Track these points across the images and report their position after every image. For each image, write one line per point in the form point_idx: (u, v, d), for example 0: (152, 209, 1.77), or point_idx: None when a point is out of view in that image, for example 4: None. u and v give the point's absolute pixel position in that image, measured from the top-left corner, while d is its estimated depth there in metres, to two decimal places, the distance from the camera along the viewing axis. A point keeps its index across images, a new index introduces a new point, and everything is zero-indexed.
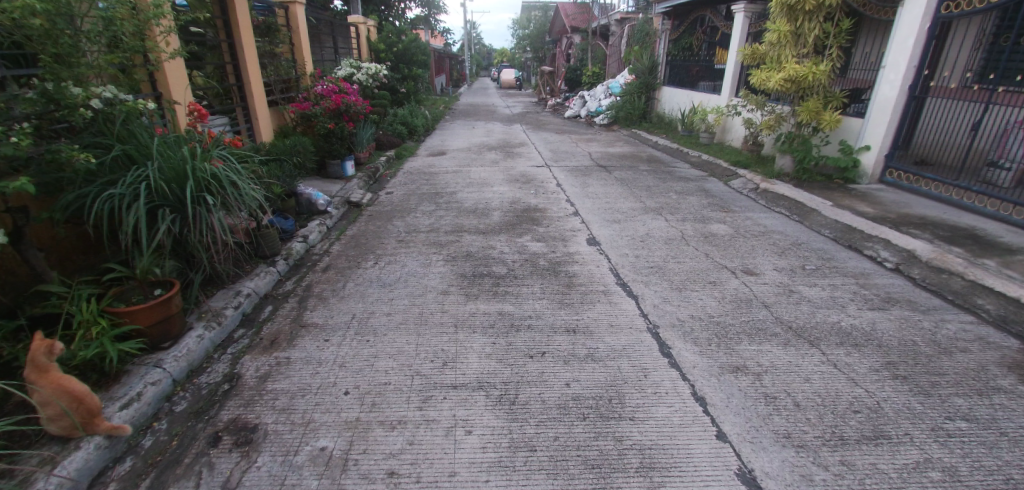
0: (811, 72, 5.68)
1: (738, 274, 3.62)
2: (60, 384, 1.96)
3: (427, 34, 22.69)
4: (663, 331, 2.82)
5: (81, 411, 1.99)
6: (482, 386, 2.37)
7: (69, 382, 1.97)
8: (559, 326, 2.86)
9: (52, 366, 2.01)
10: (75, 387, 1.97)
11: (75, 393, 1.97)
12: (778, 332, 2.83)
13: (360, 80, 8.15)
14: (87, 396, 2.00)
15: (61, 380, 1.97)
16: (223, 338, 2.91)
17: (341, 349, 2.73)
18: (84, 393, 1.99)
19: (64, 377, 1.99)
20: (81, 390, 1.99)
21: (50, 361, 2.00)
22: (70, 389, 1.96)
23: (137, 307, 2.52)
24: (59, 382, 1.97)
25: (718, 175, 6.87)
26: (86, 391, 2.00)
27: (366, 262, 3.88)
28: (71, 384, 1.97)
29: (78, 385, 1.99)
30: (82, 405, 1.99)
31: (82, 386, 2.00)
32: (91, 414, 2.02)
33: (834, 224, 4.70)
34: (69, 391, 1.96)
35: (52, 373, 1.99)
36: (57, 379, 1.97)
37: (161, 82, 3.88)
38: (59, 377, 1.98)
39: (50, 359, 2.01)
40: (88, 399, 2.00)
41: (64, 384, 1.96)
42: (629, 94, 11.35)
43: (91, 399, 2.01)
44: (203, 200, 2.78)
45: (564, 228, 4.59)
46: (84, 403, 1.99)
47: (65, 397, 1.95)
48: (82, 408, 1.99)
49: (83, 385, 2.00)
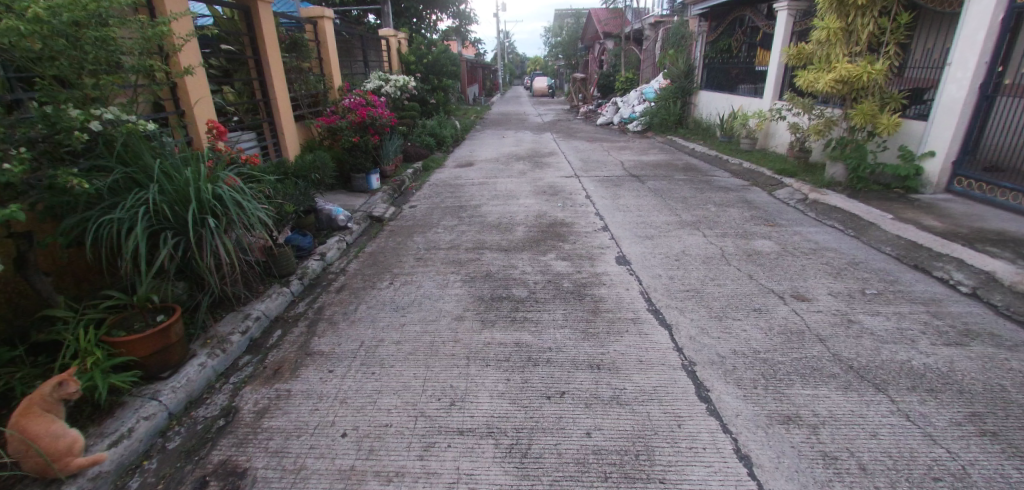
0: (864, 72, 5.21)
1: (787, 299, 3.25)
2: (24, 424, 1.86)
3: (458, 45, 22.73)
4: (701, 369, 2.49)
5: (37, 457, 1.85)
6: (492, 433, 2.12)
7: (31, 424, 1.86)
8: (582, 360, 2.58)
9: (51, 398, 1.95)
10: (34, 432, 1.86)
11: (31, 438, 1.85)
12: (837, 372, 2.47)
13: (388, 92, 8.10)
14: (43, 442, 1.86)
15: (28, 419, 1.88)
16: (227, 366, 2.77)
17: (344, 382, 2.54)
18: (38, 440, 1.85)
19: (39, 415, 1.90)
20: (40, 436, 1.86)
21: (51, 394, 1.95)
22: (28, 432, 1.85)
23: (133, 336, 2.39)
24: (26, 420, 1.88)
25: (762, 184, 6.41)
26: (44, 438, 1.86)
27: (381, 282, 3.70)
28: (34, 427, 1.86)
29: (39, 430, 1.86)
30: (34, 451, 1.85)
31: (43, 431, 1.87)
32: (51, 461, 1.87)
33: (895, 240, 4.23)
34: (26, 432, 1.85)
35: (34, 406, 1.91)
36: (32, 415, 1.89)
37: (183, 98, 3.88)
38: (36, 413, 1.90)
39: (59, 390, 1.97)
40: (46, 446, 1.86)
41: (27, 425, 1.86)
42: (664, 99, 11.03)
43: (48, 446, 1.86)
44: (207, 224, 2.65)
45: (592, 244, 4.30)
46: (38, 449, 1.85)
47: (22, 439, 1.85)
48: (36, 455, 1.85)
49: (47, 428, 1.88)
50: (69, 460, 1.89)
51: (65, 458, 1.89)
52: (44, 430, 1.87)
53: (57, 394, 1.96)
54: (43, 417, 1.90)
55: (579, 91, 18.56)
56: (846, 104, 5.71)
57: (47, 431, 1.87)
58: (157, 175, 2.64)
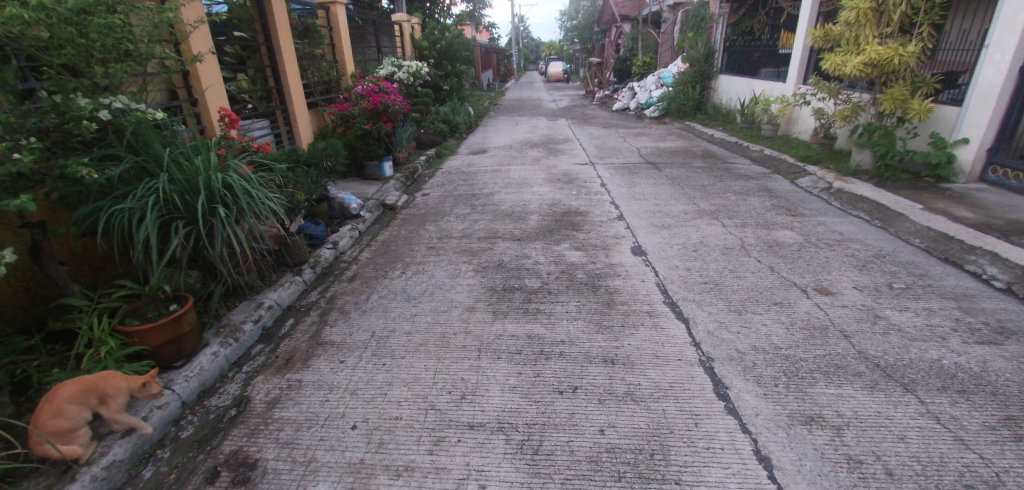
0: (895, 55, 4.99)
1: (810, 293, 3.18)
2: (63, 390, 1.91)
3: (472, 29, 22.43)
4: (719, 366, 2.44)
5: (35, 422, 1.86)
6: (502, 428, 2.08)
7: (67, 394, 1.90)
8: (595, 354, 2.53)
9: (117, 389, 2.01)
10: (60, 401, 1.89)
11: (52, 404, 1.88)
12: (863, 371, 2.44)
13: (401, 78, 8.02)
14: (54, 416, 1.87)
15: (71, 387, 1.92)
16: (240, 355, 2.74)
17: (354, 373, 2.49)
18: (55, 408, 1.88)
19: (83, 392, 1.94)
20: (60, 408, 1.88)
21: (118, 385, 2.01)
22: (56, 397, 1.89)
23: (145, 327, 2.37)
24: (69, 387, 1.92)
25: (784, 172, 6.23)
26: (61, 412, 1.89)
27: (393, 271, 3.66)
28: (67, 397, 1.90)
29: (65, 402, 1.89)
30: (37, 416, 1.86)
31: (65, 408, 1.89)
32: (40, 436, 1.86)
33: (925, 232, 4.11)
34: (58, 393, 1.90)
35: (94, 381, 1.97)
36: (84, 388, 1.94)
37: (195, 85, 3.87)
38: (86, 389, 1.94)
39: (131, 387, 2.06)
40: (52, 420, 1.87)
41: (65, 390, 1.91)
42: (682, 84, 10.79)
43: (50, 421, 1.87)
44: (218, 214, 2.62)
45: (607, 234, 4.21)
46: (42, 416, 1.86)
47: (49, 397, 1.90)
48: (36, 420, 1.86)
49: (71, 408, 1.90)
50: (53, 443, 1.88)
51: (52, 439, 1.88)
52: (67, 407, 1.89)
53: (126, 387, 2.04)
54: (86, 396, 1.94)
55: (595, 76, 18.24)
56: (874, 89, 5.49)
57: (67, 410, 1.89)
58: (167, 164, 2.60)
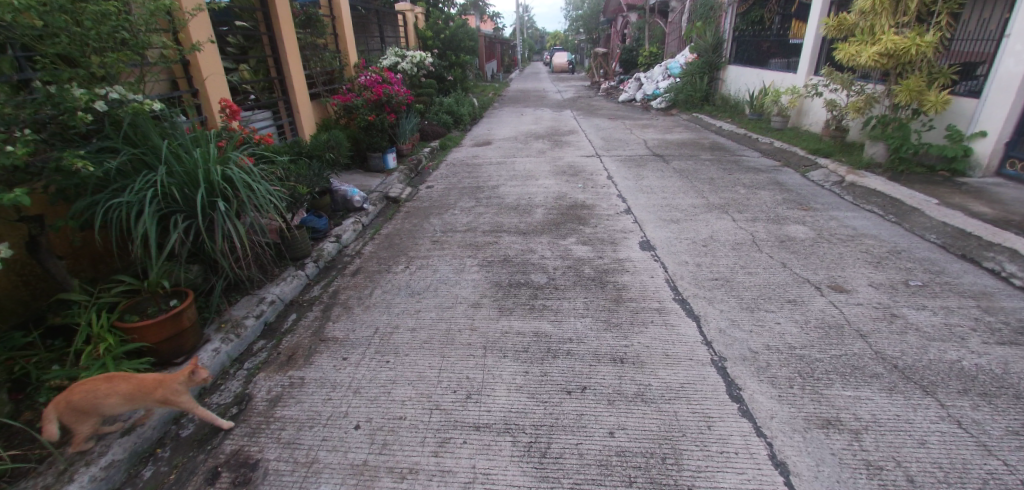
0: (913, 45, 4.86)
1: (824, 290, 3.13)
2: (122, 381, 1.95)
3: (476, 19, 22.17)
4: (731, 366, 2.40)
5: (69, 396, 1.87)
6: (509, 430, 2.03)
7: (122, 386, 1.93)
8: (604, 353, 2.47)
9: (169, 393, 2.01)
10: (110, 387, 1.92)
11: (102, 386, 1.92)
12: (881, 372, 2.41)
13: (405, 69, 7.92)
14: (93, 401, 1.89)
15: (129, 380, 1.97)
16: (242, 351, 2.68)
17: (358, 370, 2.43)
18: (101, 393, 1.90)
19: (135, 388, 1.96)
20: (106, 394, 1.91)
21: (170, 391, 2.01)
22: (111, 383, 1.93)
23: (145, 323, 2.32)
24: (128, 380, 1.96)
25: (794, 165, 6.13)
26: (102, 399, 1.91)
27: (397, 266, 3.59)
28: (119, 387, 1.93)
29: (113, 392, 1.92)
30: (74, 392, 1.88)
31: (108, 396, 1.92)
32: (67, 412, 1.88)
33: (940, 228, 4.05)
34: (118, 380, 1.95)
35: (153, 379, 2.00)
36: (140, 385, 1.98)
37: (195, 76, 3.81)
38: (140, 386, 1.98)
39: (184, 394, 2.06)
40: (87, 402, 1.89)
41: (122, 380, 1.96)
42: (690, 75, 10.65)
43: (85, 403, 1.88)
44: (218, 208, 2.55)
45: (614, 228, 4.14)
46: (81, 395, 1.88)
47: (108, 379, 1.95)
48: (71, 395, 1.87)
49: (115, 399, 1.93)
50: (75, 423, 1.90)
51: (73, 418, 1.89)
52: (109, 397, 1.92)
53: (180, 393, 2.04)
54: (138, 393, 1.97)
55: (600, 67, 18.03)
56: (889, 80, 5.36)
57: (108, 399, 1.92)
58: (166, 157, 2.53)
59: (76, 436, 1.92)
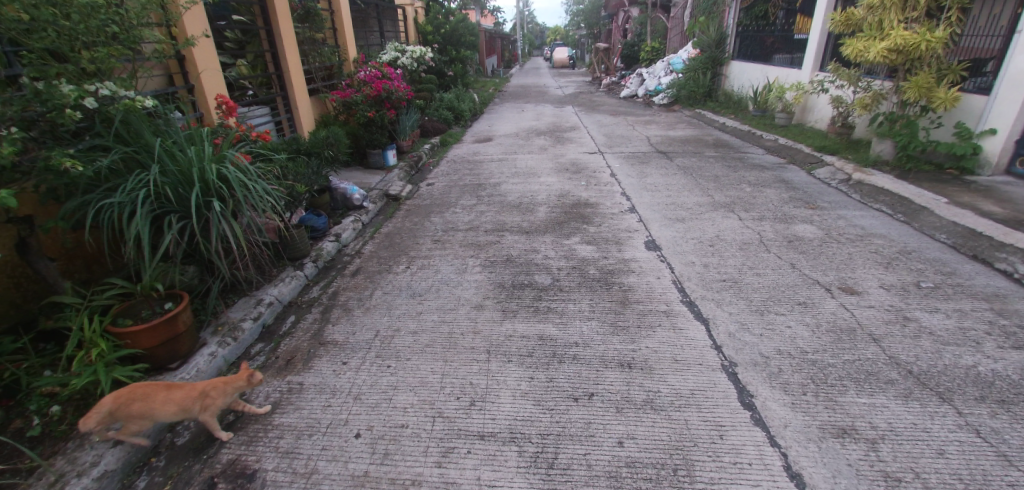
0: (922, 41, 4.77)
1: (834, 292, 3.06)
2: (178, 390, 1.99)
3: (477, 14, 21.99)
4: (742, 371, 2.33)
5: (127, 400, 1.93)
6: (515, 439, 1.96)
7: (176, 395, 1.97)
8: (611, 357, 2.40)
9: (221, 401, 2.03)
10: (167, 395, 1.97)
11: (160, 393, 1.97)
12: (895, 378, 2.35)
13: (405, 64, 7.81)
14: (149, 406, 1.94)
15: (186, 388, 2.01)
16: (239, 355, 2.61)
17: (358, 376, 2.37)
18: (156, 399, 1.95)
19: (190, 397, 1.98)
20: (162, 401, 1.96)
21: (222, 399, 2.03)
22: (168, 392, 1.98)
23: (139, 327, 2.25)
24: (184, 389, 2.00)
25: (800, 162, 6.06)
26: (159, 405, 1.95)
27: (398, 266, 3.51)
28: (175, 395, 1.98)
29: (168, 399, 1.96)
30: (132, 396, 1.93)
31: (163, 403, 1.95)
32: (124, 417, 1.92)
33: (950, 228, 3.98)
34: (175, 388, 2.00)
35: (206, 388, 2.03)
36: (194, 393, 2.00)
37: (191, 71, 3.74)
38: (194, 394, 1.99)
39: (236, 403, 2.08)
40: (144, 406, 1.94)
41: (179, 389, 2.00)
42: (693, 71, 10.55)
43: (141, 408, 1.93)
44: (214, 207, 2.47)
45: (618, 227, 4.06)
46: (138, 399, 1.93)
47: (166, 387, 2.00)
48: (127, 398, 1.93)
49: (169, 407, 1.96)
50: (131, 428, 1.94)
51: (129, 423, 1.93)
52: (162, 405, 1.95)
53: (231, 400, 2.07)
54: (192, 401, 1.99)
55: (602, 62, 17.89)
56: (898, 76, 5.28)
57: (163, 406, 1.95)
58: (158, 155, 2.45)
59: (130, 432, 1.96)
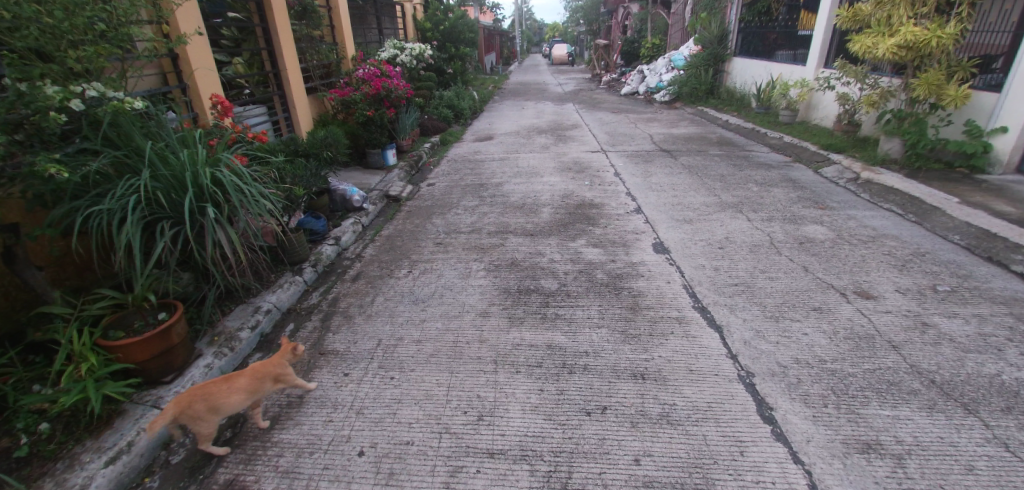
0: (933, 37, 4.68)
1: (850, 296, 2.98)
2: (240, 377, 1.98)
3: (475, 11, 21.88)
4: (760, 382, 2.25)
5: (193, 403, 1.87)
6: (526, 457, 1.87)
7: (241, 382, 1.96)
8: (623, 368, 2.31)
9: (281, 376, 2.09)
10: (231, 386, 1.95)
11: (222, 386, 1.94)
12: (918, 388, 2.27)
13: (404, 61, 7.70)
14: (220, 402, 1.91)
15: (244, 373, 2.00)
16: (236, 366, 2.52)
17: (360, 388, 2.27)
18: (223, 393, 1.92)
19: (256, 380, 2.00)
20: (229, 392, 1.94)
21: (281, 373, 2.09)
22: (229, 382, 1.95)
23: (131, 340, 2.15)
24: (245, 374, 1.99)
25: (806, 160, 5.97)
26: (227, 399, 1.93)
27: (399, 270, 3.42)
28: (239, 383, 1.97)
29: (235, 389, 1.95)
30: (198, 398, 1.87)
31: (230, 394, 1.94)
32: (194, 419, 1.88)
33: (964, 228, 3.90)
34: (234, 378, 1.97)
35: (263, 367, 2.05)
36: (256, 375, 2.01)
37: (185, 70, 3.65)
38: (257, 377, 2.01)
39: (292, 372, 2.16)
40: (213, 403, 1.90)
41: (237, 376, 1.98)
42: (695, 67, 10.44)
43: (212, 406, 1.90)
44: (209, 213, 2.36)
45: (625, 229, 3.97)
46: (205, 399, 1.88)
47: (224, 380, 1.96)
48: (192, 400, 1.87)
49: (239, 396, 1.95)
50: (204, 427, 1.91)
51: (201, 423, 1.90)
52: (232, 396, 1.94)
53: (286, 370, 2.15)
54: (258, 383, 2.02)
55: (602, 59, 17.77)
56: (907, 72, 5.20)
57: (233, 396, 1.94)
58: (149, 159, 2.34)
59: (201, 436, 1.93)
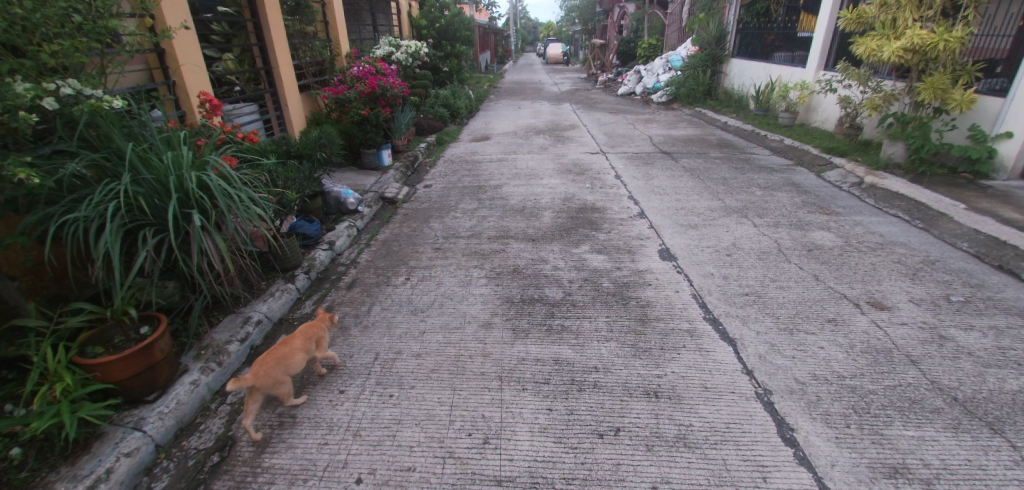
0: (940, 40, 4.60)
1: (863, 307, 2.89)
2: (296, 338, 2.18)
3: (471, 9, 21.75)
4: (779, 400, 2.14)
5: (269, 367, 2.04)
6: (536, 484, 1.75)
7: (298, 343, 2.17)
8: (635, 385, 2.20)
9: (324, 335, 2.33)
10: (291, 346, 2.15)
11: (285, 350, 2.13)
12: (941, 406, 2.17)
13: (399, 59, 7.55)
14: (290, 361, 2.11)
15: (296, 335, 2.20)
16: (224, 382, 2.39)
17: (357, 407, 2.14)
18: (289, 354, 2.12)
19: (310, 338, 2.22)
20: (292, 352, 2.14)
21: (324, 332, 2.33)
22: (288, 345, 2.15)
23: (111, 358, 2.01)
24: (298, 337, 2.20)
25: (808, 164, 5.91)
26: (295, 357, 2.14)
27: (396, 278, 3.27)
28: (297, 344, 2.17)
29: (297, 349, 2.16)
30: (272, 362, 2.05)
31: (294, 352, 2.14)
32: (277, 379, 2.06)
33: (972, 235, 3.83)
34: (291, 341, 2.17)
35: (311, 329, 2.27)
36: (307, 336, 2.23)
37: (172, 66, 3.50)
38: (309, 335, 2.23)
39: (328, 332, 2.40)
40: (285, 363, 2.10)
41: (293, 338, 2.19)
42: (692, 68, 10.36)
43: (285, 366, 2.10)
44: (195, 221, 2.20)
45: (629, 234, 3.87)
46: (278, 361, 2.07)
47: (284, 344, 2.15)
48: (268, 365, 2.04)
49: (304, 352, 2.17)
50: (287, 384, 2.12)
51: (285, 380, 2.10)
52: (296, 354, 2.15)
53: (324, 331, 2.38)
54: (311, 342, 2.24)
55: (598, 59, 17.71)
56: (911, 76, 5.13)
57: (297, 355, 2.15)
58: (130, 162, 2.18)
59: (282, 396, 2.12)
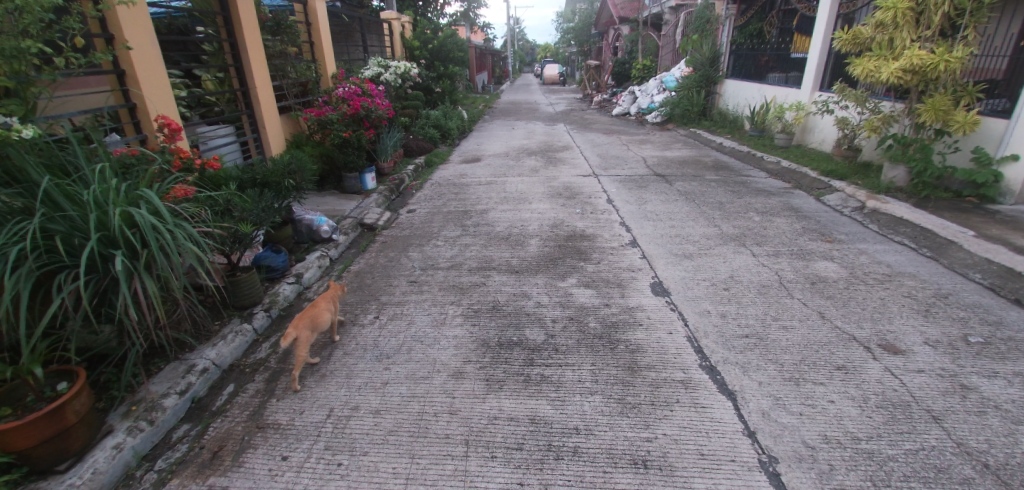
0: (940, 61, 4.41)
1: (876, 351, 2.62)
2: (321, 302, 2.57)
3: (468, 31, 21.95)
4: (786, 471, 1.85)
5: (305, 322, 2.40)
6: None
7: (325, 303, 2.56)
8: (621, 453, 1.91)
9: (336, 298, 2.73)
10: (319, 306, 2.53)
11: (316, 309, 2.50)
12: (972, 475, 1.88)
13: (388, 80, 7.39)
14: (321, 317, 2.48)
15: (321, 299, 2.59)
16: (154, 444, 2.09)
17: (298, 479, 1.85)
18: (319, 311, 2.49)
19: (331, 301, 2.61)
20: (321, 310, 2.52)
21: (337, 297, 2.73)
22: (318, 305, 2.52)
23: (10, 424, 1.72)
24: (322, 301, 2.59)
25: (806, 187, 5.70)
26: (323, 313, 2.51)
27: (365, 316, 3.00)
28: (324, 305, 2.56)
29: (324, 307, 2.54)
30: (308, 317, 2.42)
31: (322, 310, 2.51)
32: (309, 336, 2.41)
33: (985, 265, 3.58)
34: (318, 304, 2.55)
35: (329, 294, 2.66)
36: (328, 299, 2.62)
37: (132, 86, 3.27)
38: (329, 298, 2.62)
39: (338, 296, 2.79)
40: (315, 319, 2.46)
41: (319, 301, 2.57)
42: (686, 88, 10.16)
43: (317, 322, 2.46)
44: (118, 263, 1.93)
45: (619, 265, 3.61)
46: (312, 317, 2.44)
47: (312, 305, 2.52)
48: (304, 321, 2.39)
49: (328, 311, 2.55)
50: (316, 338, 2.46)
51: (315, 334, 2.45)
52: (324, 312, 2.52)
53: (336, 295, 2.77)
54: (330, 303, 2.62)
55: (593, 79, 17.69)
56: (911, 97, 4.93)
57: (325, 312, 2.53)
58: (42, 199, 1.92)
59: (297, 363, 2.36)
